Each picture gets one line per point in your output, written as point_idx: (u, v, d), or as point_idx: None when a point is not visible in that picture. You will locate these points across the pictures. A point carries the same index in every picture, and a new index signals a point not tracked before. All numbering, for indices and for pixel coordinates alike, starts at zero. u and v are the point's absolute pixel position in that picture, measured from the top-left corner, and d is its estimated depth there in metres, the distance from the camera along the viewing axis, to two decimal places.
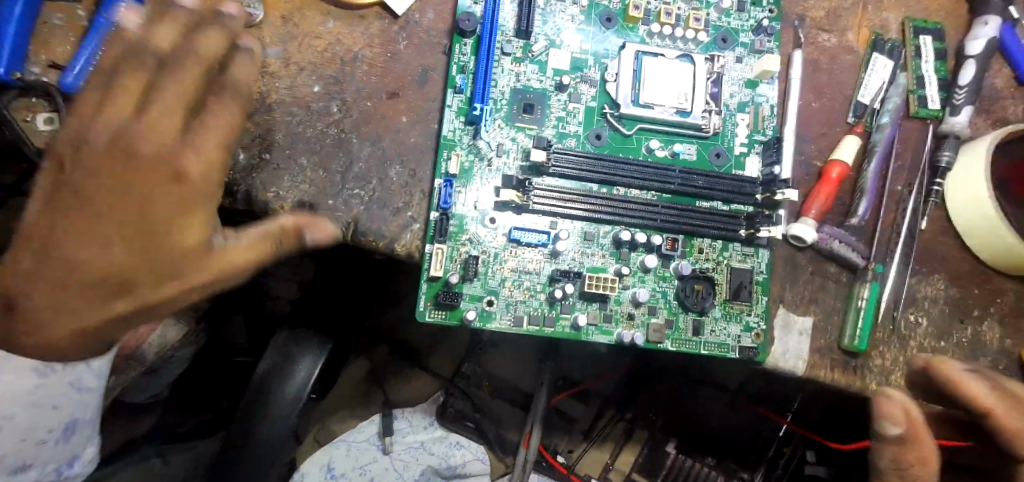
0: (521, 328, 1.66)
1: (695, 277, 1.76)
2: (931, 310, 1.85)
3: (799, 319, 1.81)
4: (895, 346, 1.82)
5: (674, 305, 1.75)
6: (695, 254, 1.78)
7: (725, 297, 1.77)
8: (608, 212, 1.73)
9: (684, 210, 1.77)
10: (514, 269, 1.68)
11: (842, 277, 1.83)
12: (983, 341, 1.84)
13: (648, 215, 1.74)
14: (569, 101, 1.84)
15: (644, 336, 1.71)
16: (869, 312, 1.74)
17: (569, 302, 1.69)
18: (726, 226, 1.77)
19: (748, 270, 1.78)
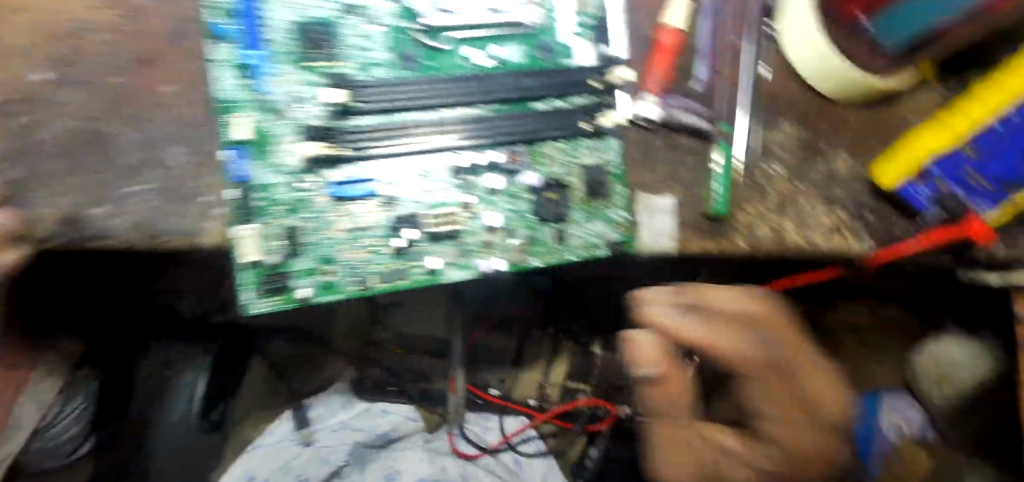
0: (370, 289, 1.52)
1: (547, 186, 1.63)
2: (784, 157, 1.84)
3: (660, 199, 1.74)
4: (757, 201, 1.80)
5: (532, 220, 1.63)
6: (543, 161, 1.65)
7: (583, 198, 1.67)
8: (435, 141, 1.54)
9: (518, 118, 1.62)
10: (348, 230, 1.50)
11: (695, 145, 1.77)
12: (837, 173, 1.86)
13: (480, 134, 1.57)
14: (364, 22, 1.56)
15: (506, 260, 1.61)
16: (725, 172, 1.74)
17: (417, 248, 1.55)
18: (566, 124, 1.64)
19: (600, 164, 1.67)
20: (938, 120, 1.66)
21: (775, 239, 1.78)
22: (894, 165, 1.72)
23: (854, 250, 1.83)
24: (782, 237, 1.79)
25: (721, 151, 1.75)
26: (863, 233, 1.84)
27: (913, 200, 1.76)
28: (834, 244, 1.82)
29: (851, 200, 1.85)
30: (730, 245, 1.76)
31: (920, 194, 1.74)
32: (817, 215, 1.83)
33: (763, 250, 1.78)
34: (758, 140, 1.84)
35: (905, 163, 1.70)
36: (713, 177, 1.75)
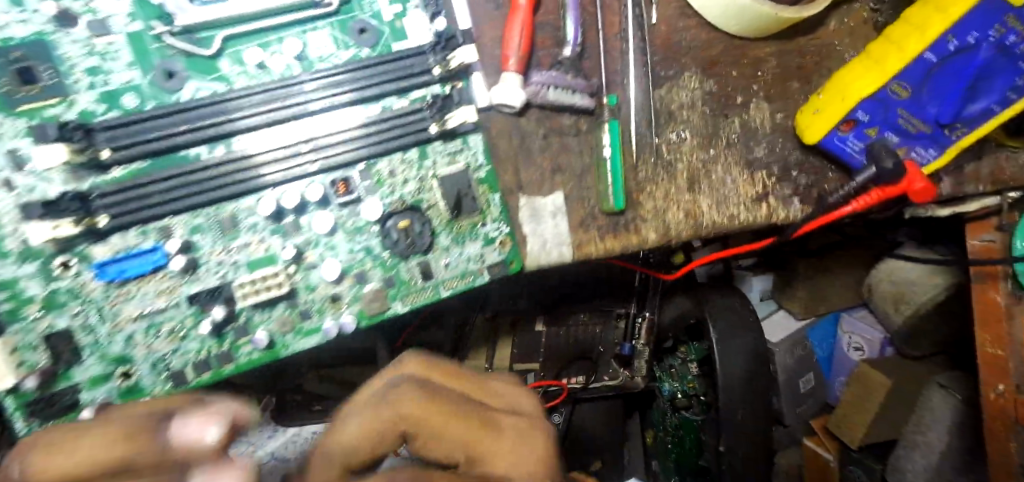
0: (185, 384, 1.22)
1: (393, 213, 1.27)
2: (691, 118, 1.51)
3: (546, 200, 1.43)
4: (663, 179, 1.50)
5: (384, 258, 1.29)
6: (385, 183, 1.26)
7: (447, 218, 1.32)
8: (228, 190, 1.16)
9: (339, 136, 1.21)
10: (139, 317, 1.18)
11: (578, 124, 1.43)
12: (754, 129, 1.55)
13: (291, 165, 1.18)
14: (94, 35, 1.10)
15: (360, 315, 1.29)
16: (615, 160, 1.38)
17: (239, 322, 1.23)
18: (406, 132, 1.23)
19: (463, 171, 1.31)
20: (867, 55, 1.35)
21: (688, 222, 1.52)
22: (820, 116, 1.42)
23: (779, 218, 1.58)
24: (694, 218, 1.53)
25: (610, 132, 1.38)
26: (789, 195, 1.58)
27: (841, 154, 1.46)
28: (757, 214, 1.57)
29: (772, 159, 1.57)
30: (636, 239, 1.49)
31: (848, 146, 1.43)
32: (734, 183, 1.55)
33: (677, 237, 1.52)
34: (658, 102, 1.48)
35: (833, 111, 1.38)
36: (603, 168, 1.41)
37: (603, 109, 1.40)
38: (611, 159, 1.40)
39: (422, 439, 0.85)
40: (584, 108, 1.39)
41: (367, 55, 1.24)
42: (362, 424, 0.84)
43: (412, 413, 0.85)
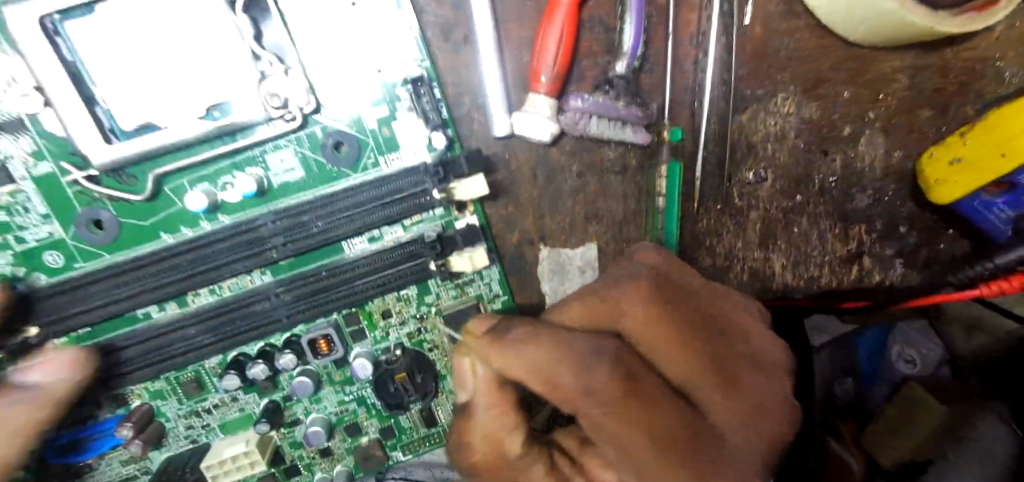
0: (155, 464, 1.10)
1: (382, 302, 1.01)
2: (777, 155, 1.14)
3: (574, 253, 1.13)
4: (730, 231, 1.18)
5: (379, 348, 1.05)
6: (374, 270, 0.96)
7: (453, 297, 1.04)
8: (175, 288, 0.92)
9: (307, 211, 0.91)
10: (91, 413, 1.03)
11: (626, 159, 1.09)
12: (859, 172, 1.17)
13: (243, 248, 0.91)
14: None
15: (335, 392, 1.08)
16: (670, 214, 1.06)
17: (201, 405, 1.06)
18: (391, 207, 0.93)
19: (482, 247, 0.97)
20: None
21: (754, 284, 1.22)
22: (961, 169, 1.03)
23: (872, 283, 1.25)
24: (762, 280, 1.22)
25: (668, 176, 1.05)
26: (889, 257, 1.24)
27: (977, 219, 1.10)
28: (843, 279, 1.24)
29: (875, 212, 1.20)
30: None
31: (993, 211, 1.07)
32: (821, 240, 1.21)
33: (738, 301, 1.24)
34: (736, 132, 1.12)
35: (981, 167, 1.00)
36: (655, 222, 1.08)
37: (661, 146, 1.07)
38: (667, 213, 1.07)
39: (718, 414, 0.75)
40: (637, 143, 1.05)
41: (329, 94, 0.89)
42: (677, 471, 0.70)
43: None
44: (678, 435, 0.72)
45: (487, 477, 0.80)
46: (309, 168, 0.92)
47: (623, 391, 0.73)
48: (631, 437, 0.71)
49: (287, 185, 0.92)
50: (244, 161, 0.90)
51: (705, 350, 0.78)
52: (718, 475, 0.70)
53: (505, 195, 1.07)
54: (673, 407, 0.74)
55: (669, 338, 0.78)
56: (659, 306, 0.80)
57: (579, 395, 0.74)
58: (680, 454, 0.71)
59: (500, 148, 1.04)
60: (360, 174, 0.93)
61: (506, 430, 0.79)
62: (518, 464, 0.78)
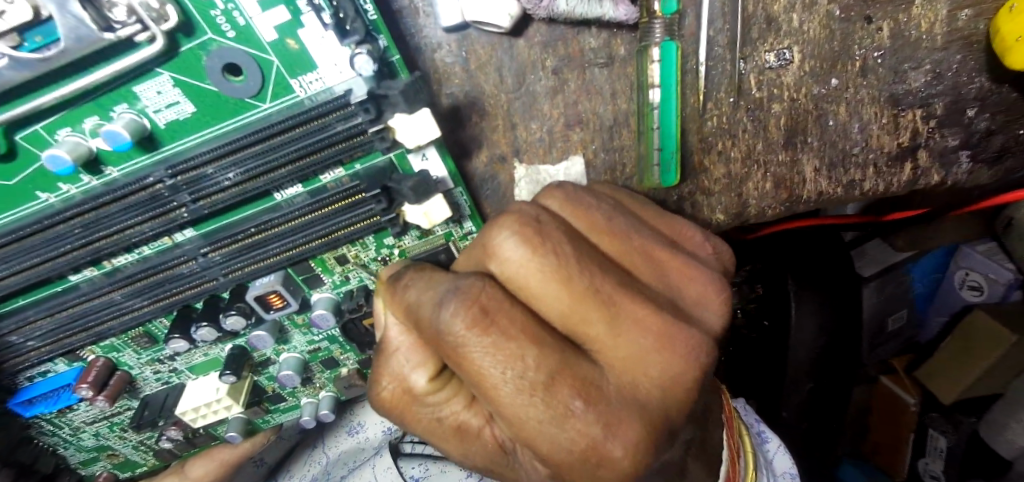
0: (129, 407, 1.05)
1: (335, 249, 0.85)
2: (805, 29, 0.92)
3: (556, 168, 0.96)
4: (746, 131, 0.97)
5: (341, 291, 0.93)
6: (311, 223, 0.78)
7: (416, 238, 0.87)
8: (75, 258, 0.77)
9: (211, 160, 0.71)
10: (46, 370, 0.95)
11: (611, 48, 0.89)
12: (913, 42, 0.93)
13: (138, 206, 0.73)
14: None
15: (311, 342, 0.99)
16: (667, 109, 0.87)
17: (164, 356, 0.97)
18: (323, 148, 0.71)
19: (439, 198, 0.77)
20: None
21: (779, 195, 1.00)
22: None
23: (927, 186, 1.01)
24: (789, 189, 1.00)
25: (663, 67, 0.84)
26: (952, 150, 0.99)
27: None
28: (895, 182, 1.00)
29: (935, 93, 0.96)
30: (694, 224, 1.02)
31: None
32: (864, 133, 0.97)
33: (759, 217, 1.03)
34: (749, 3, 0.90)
35: None
36: (649, 122, 0.89)
37: (651, 25, 0.83)
38: (662, 109, 0.88)
39: (602, 350, 0.64)
40: (623, 24, 0.86)
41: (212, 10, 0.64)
42: (540, 414, 0.58)
43: (512, 428, 0.60)
44: (551, 375, 0.59)
45: (402, 415, 0.73)
46: (200, 100, 0.71)
47: (476, 332, 0.59)
48: (494, 380, 0.58)
49: (177, 124, 0.73)
50: (109, 100, 0.69)
51: (592, 287, 0.64)
52: (590, 417, 0.59)
53: (468, 105, 0.91)
54: (546, 347, 0.60)
55: (546, 279, 0.64)
56: (531, 243, 0.65)
57: (439, 336, 0.61)
58: (554, 394, 0.58)
59: (455, 46, 0.87)
60: (272, 104, 0.73)
61: (407, 367, 0.71)
62: (428, 401, 0.71)
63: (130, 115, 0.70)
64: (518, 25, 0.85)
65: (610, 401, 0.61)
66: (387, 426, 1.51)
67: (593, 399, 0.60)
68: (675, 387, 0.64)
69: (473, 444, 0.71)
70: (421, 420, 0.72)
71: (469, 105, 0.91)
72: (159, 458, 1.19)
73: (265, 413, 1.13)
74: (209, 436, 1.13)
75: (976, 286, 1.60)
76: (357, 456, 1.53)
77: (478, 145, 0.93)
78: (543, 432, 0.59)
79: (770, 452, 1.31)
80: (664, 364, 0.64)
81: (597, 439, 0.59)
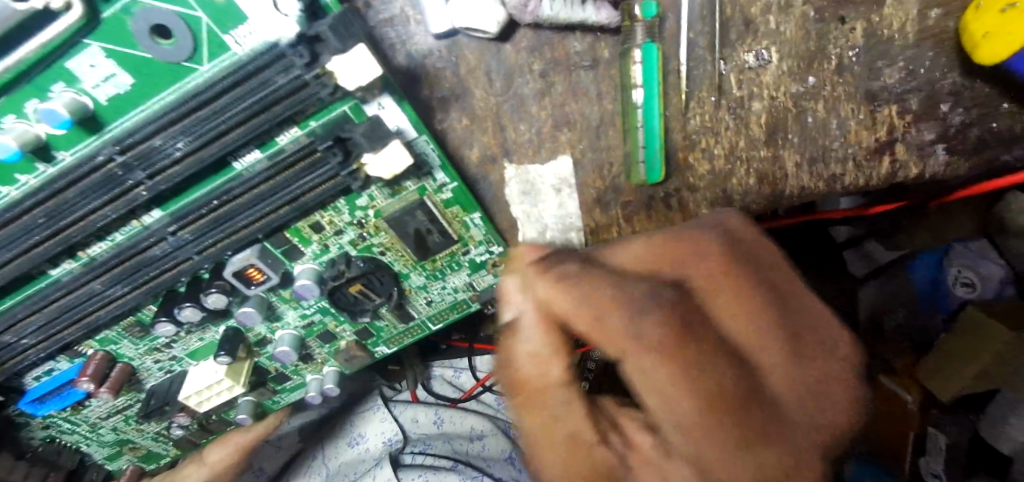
0: (139, 395, 1.06)
1: (307, 215, 0.84)
2: (782, 30, 0.97)
3: (544, 169, 0.98)
4: (729, 129, 1.01)
5: (323, 261, 0.92)
6: (276, 188, 0.75)
7: (388, 196, 0.85)
8: (43, 252, 0.74)
9: (157, 131, 0.67)
10: (50, 369, 0.96)
11: (596, 51, 0.93)
12: (886, 40, 0.96)
13: (94, 189, 0.70)
14: None
15: (302, 317, 1.00)
16: (649, 109, 0.91)
17: (159, 344, 0.97)
18: (268, 105, 0.66)
19: (396, 143, 0.72)
20: None
21: (762, 191, 1.03)
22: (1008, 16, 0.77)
23: (908, 179, 1.01)
24: (772, 184, 1.03)
25: (645, 68, 0.88)
26: (928, 144, 1.00)
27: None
28: (873, 177, 1.01)
29: (910, 89, 0.98)
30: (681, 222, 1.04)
31: None
32: (843, 129, 1.00)
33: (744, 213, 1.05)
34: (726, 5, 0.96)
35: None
36: (633, 122, 0.91)
37: (634, 28, 0.87)
38: (645, 109, 0.91)
39: (782, 384, 0.56)
40: (606, 27, 0.90)
41: None
42: (732, 440, 0.52)
43: (659, 425, 0.55)
44: (744, 398, 0.54)
45: (522, 408, 0.61)
46: (137, 70, 0.65)
47: (675, 344, 0.54)
48: (643, 372, 0.54)
49: (120, 99, 0.68)
50: (45, 80, 0.64)
51: (797, 324, 0.59)
52: (781, 453, 0.53)
53: (458, 107, 0.94)
54: (736, 368, 0.55)
55: (746, 296, 0.59)
56: (733, 253, 0.62)
57: (625, 341, 0.55)
58: (744, 420, 0.53)
59: (445, 52, 0.91)
60: (210, 65, 0.67)
61: (549, 352, 0.60)
62: (565, 398, 0.60)
63: (70, 95, 0.65)
64: (505, 31, 0.90)
65: (783, 414, 0.55)
66: (389, 436, 1.54)
67: (741, 400, 0.53)
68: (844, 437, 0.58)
69: (579, 466, 0.58)
70: (542, 415, 0.60)
71: (460, 108, 0.95)
72: (179, 447, 1.22)
73: (272, 394, 1.15)
74: (222, 421, 1.16)
75: None
76: (357, 467, 1.52)
77: (470, 146, 0.96)
78: (727, 464, 0.52)
79: None
80: (848, 411, 0.58)
81: (790, 478, 0.53)
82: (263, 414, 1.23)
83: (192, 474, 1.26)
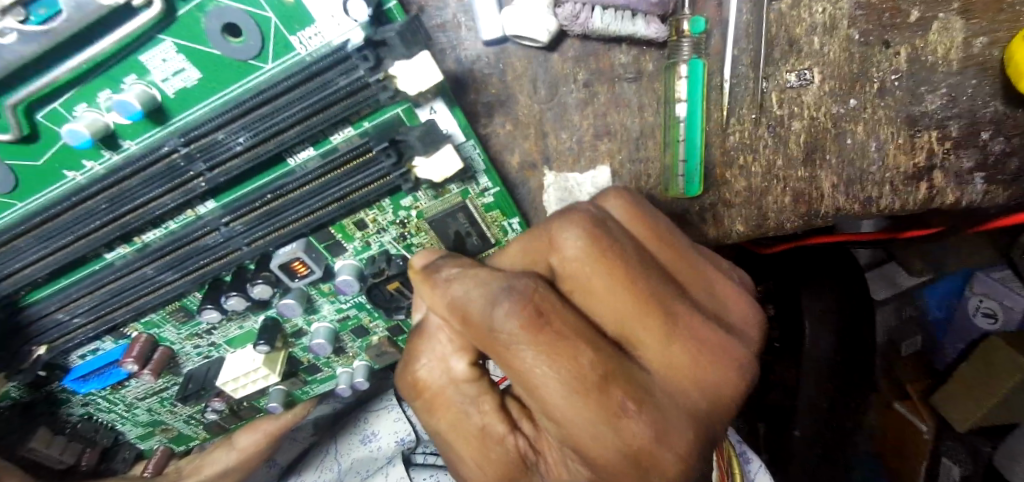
0: (177, 378, 1.08)
1: (353, 213, 0.86)
2: (826, 51, 0.98)
3: (583, 178, 0.99)
4: (767, 146, 1.01)
5: (363, 258, 0.94)
6: (327, 185, 0.78)
7: (433, 197, 0.87)
8: (103, 236, 0.77)
9: (220, 125, 0.69)
10: (95, 348, 0.98)
11: (640, 63, 0.95)
12: (929, 66, 0.97)
13: (156, 179, 0.72)
14: None
15: (339, 311, 1.02)
16: (692, 123, 0.92)
17: (201, 329, 0.99)
18: (327, 106, 0.69)
19: (448, 148, 0.74)
20: None
21: (798, 210, 1.03)
22: None
23: (943, 206, 1.02)
24: (807, 204, 1.03)
25: (688, 82, 0.90)
26: (967, 172, 1.00)
27: None
28: (910, 201, 1.01)
29: (951, 115, 0.98)
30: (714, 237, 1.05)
31: None
32: (882, 152, 1.00)
33: (777, 230, 1.05)
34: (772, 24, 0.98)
35: None
36: (674, 135, 0.93)
37: (681, 43, 0.88)
38: (688, 123, 0.92)
39: (666, 368, 0.61)
40: (653, 41, 0.92)
41: None
42: (594, 417, 0.56)
43: (561, 427, 0.59)
44: (606, 375, 0.57)
45: (429, 404, 0.71)
46: (205, 66, 0.67)
47: (531, 331, 0.57)
48: (539, 379, 0.57)
49: (187, 92, 0.69)
50: (118, 72, 0.65)
51: (656, 295, 0.62)
52: (644, 421, 0.57)
53: (501, 113, 0.96)
54: (602, 349, 0.58)
55: (613, 280, 0.62)
56: (599, 243, 0.63)
57: (488, 334, 0.60)
58: (608, 397, 0.57)
59: (493, 58, 0.92)
60: (274, 63, 0.68)
61: (448, 351, 0.70)
62: (465, 391, 0.69)
63: (141, 87, 0.67)
64: (553, 41, 0.91)
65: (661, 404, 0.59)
66: (402, 436, 1.55)
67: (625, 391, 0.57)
68: (725, 404, 0.63)
69: (493, 453, 0.68)
70: (450, 411, 0.70)
71: (503, 114, 0.96)
72: (209, 431, 1.23)
73: (302, 384, 1.16)
74: (253, 408, 1.16)
75: (989, 313, 1.59)
76: (369, 465, 1.54)
77: (510, 151, 0.98)
78: (593, 435, 0.57)
79: (752, 471, 1.44)
80: (718, 378, 0.62)
81: (650, 443, 0.57)
82: (292, 404, 1.23)
83: (220, 459, 1.27)
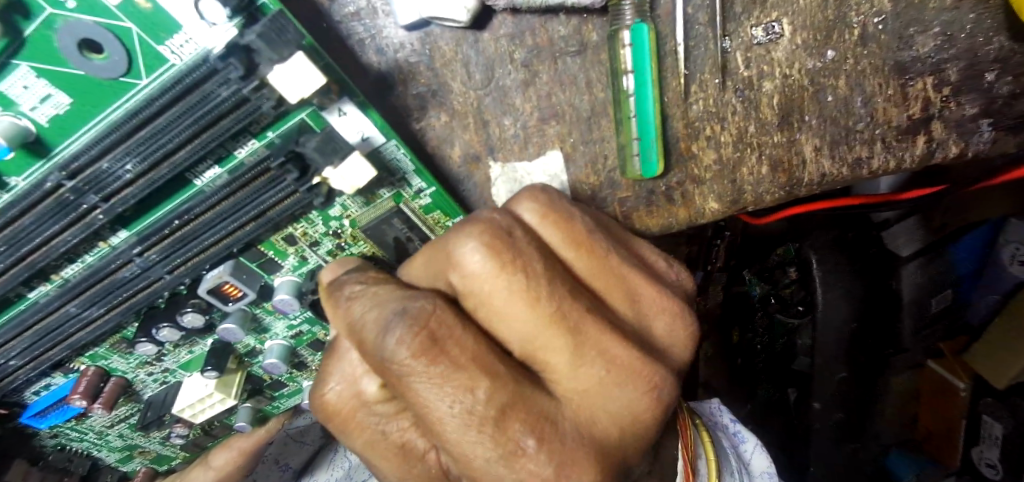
0: (140, 405, 1.06)
1: (279, 228, 0.80)
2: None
3: (533, 165, 0.91)
4: (736, 113, 0.91)
5: (303, 273, 0.89)
6: (239, 204, 0.72)
7: (363, 204, 0.80)
8: (11, 279, 0.73)
9: (103, 152, 0.64)
10: (46, 384, 0.96)
11: (582, 34, 0.85)
12: (917, 4, 0.85)
13: (47, 216, 0.68)
14: None
15: (290, 328, 0.97)
16: (643, 98, 0.82)
17: (147, 358, 0.95)
18: (215, 120, 0.63)
19: (355, 155, 0.67)
20: None
21: (777, 180, 0.92)
22: None
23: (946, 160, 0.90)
24: (787, 172, 0.91)
25: (636, 51, 0.79)
26: (971, 120, 0.88)
27: None
28: (903, 160, 0.89)
29: (947, 58, 0.86)
30: (686, 215, 0.95)
31: None
32: (869, 107, 0.88)
33: (756, 204, 0.94)
34: None
35: None
36: (625, 112, 0.83)
37: (622, 7, 0.78)
38: (638, 96, 0.82)
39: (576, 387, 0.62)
40: (591, 8, 0.82)
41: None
42: (490, 453, 0.57)
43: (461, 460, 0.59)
44: (503, 408, 0.57)
45: (342, 426, 0.69)
46: (73, 89, 0.62)
47: (424, 361, 0.56)
48: (437, 415, 0.56)
49: (61, 119, 0.65)
50: None
51: (562, 312, 0.62)
52: (542, 458, 0.58)
53: (436, 104, 0.88)
54: (502, 380, 0.58)
55: (515, 299, 0.61)
56: (500, 258, 0.61)
57: (384, 364, 0.58)
58: (504, 431, 0.57)
59: (418, 44, 0.84)
60: (149, 78, 0.63)
61: (358, 371, 0.68)
62: (378, 411, 0.68)
63: (8, 119, 0.63)
64: (480, 19, 0.83)
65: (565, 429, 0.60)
66: None
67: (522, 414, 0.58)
68: (636, 425, 0.66)
69: (416, 466, 0.67)
70: (364, 431, 0.68)
71: (438, 105, 0.88)
72: (187, 451, 1.21)
73: (270, 400, 1.13)
74: (225, 427, 1.13)
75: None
76: None
77: (451, 145, 0.90)
78: (492, 471, 0.57)
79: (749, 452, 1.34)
80: (621, 393, 0.63)
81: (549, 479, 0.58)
82: (265, 418, 1.21)
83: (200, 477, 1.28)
